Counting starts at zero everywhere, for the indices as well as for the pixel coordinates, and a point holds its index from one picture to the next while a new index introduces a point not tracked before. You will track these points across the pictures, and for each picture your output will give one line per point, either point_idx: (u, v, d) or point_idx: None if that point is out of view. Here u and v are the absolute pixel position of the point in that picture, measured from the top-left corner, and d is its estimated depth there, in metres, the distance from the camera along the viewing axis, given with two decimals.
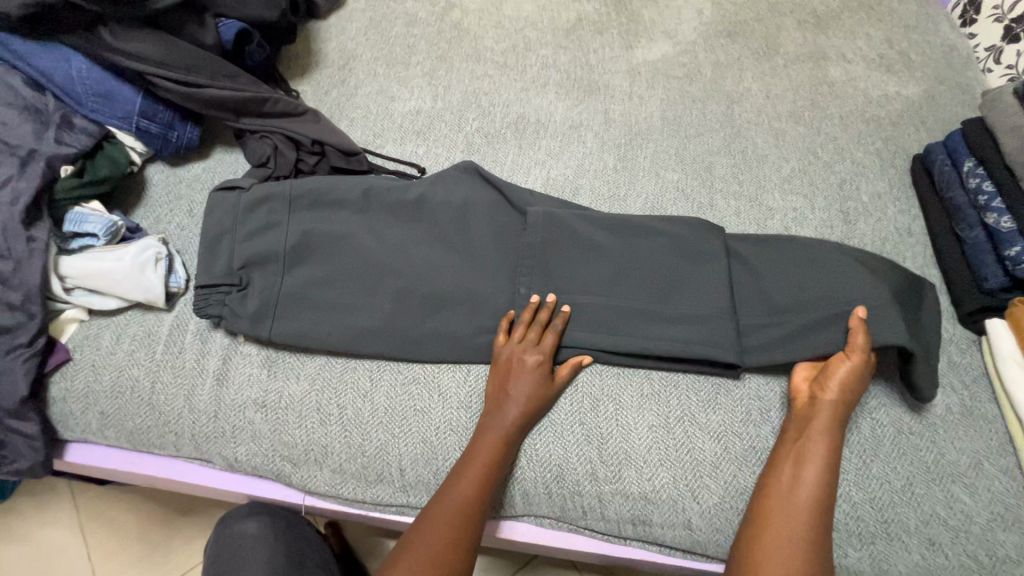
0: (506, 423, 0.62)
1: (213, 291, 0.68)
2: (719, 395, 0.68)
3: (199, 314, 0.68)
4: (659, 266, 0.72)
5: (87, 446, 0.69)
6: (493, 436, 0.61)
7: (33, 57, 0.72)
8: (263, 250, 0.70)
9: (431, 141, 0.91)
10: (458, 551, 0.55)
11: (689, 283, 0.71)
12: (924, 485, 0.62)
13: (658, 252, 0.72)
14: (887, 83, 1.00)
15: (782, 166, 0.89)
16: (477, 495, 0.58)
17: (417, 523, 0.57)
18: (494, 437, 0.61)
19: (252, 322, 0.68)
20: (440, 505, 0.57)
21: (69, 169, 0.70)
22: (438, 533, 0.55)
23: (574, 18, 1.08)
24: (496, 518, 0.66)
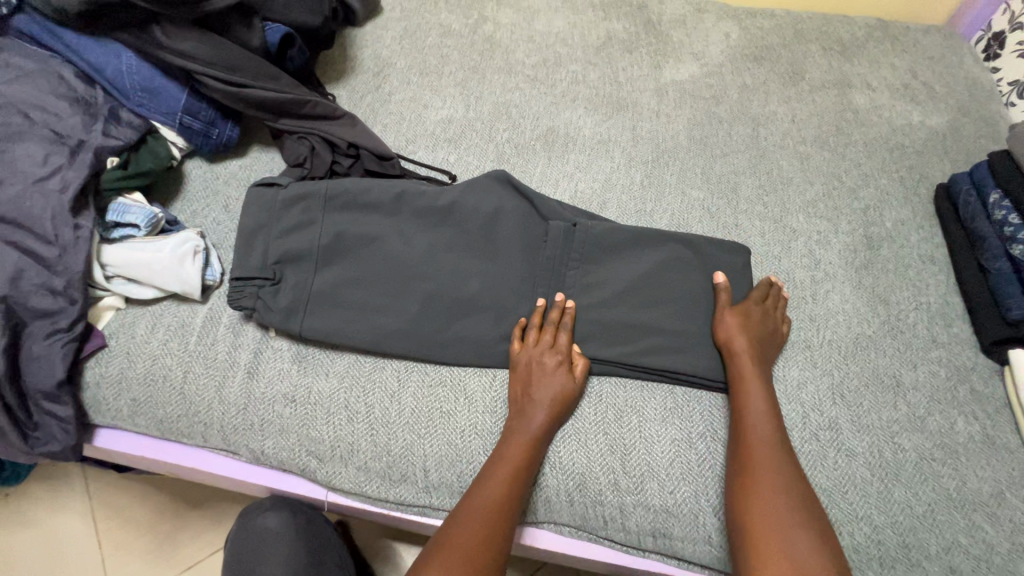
0: (533, 428, 0.63)
1: (249, 283, 0.70)
2: None
3: (232, 306, 0.69)
4: (682, 284, 0.74)
5: (116, 433, 0.70)
6: (519, 442, 0.62)
7: (86, 52, 0.75)
8: (298, 247, 0.71)
9: (462, 149, 0.93)
10: (488, 555, 0.55)
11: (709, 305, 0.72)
12: (946, 513, 0.62)
13: (681, 272, 0.74)
14: (911, 112, 1.02)
15: (807, 189, 0.90)
16: (509, 497, 0.59)
17: (450, 522, 0.58)
18: (521, 441, 0.62)
19: (283, 316, 0.69)
20: (468, 515, 0.58)
21: (115, 160, 0.72)
22: (470, 538, 0.56)
23: (603, 36, 1.11)
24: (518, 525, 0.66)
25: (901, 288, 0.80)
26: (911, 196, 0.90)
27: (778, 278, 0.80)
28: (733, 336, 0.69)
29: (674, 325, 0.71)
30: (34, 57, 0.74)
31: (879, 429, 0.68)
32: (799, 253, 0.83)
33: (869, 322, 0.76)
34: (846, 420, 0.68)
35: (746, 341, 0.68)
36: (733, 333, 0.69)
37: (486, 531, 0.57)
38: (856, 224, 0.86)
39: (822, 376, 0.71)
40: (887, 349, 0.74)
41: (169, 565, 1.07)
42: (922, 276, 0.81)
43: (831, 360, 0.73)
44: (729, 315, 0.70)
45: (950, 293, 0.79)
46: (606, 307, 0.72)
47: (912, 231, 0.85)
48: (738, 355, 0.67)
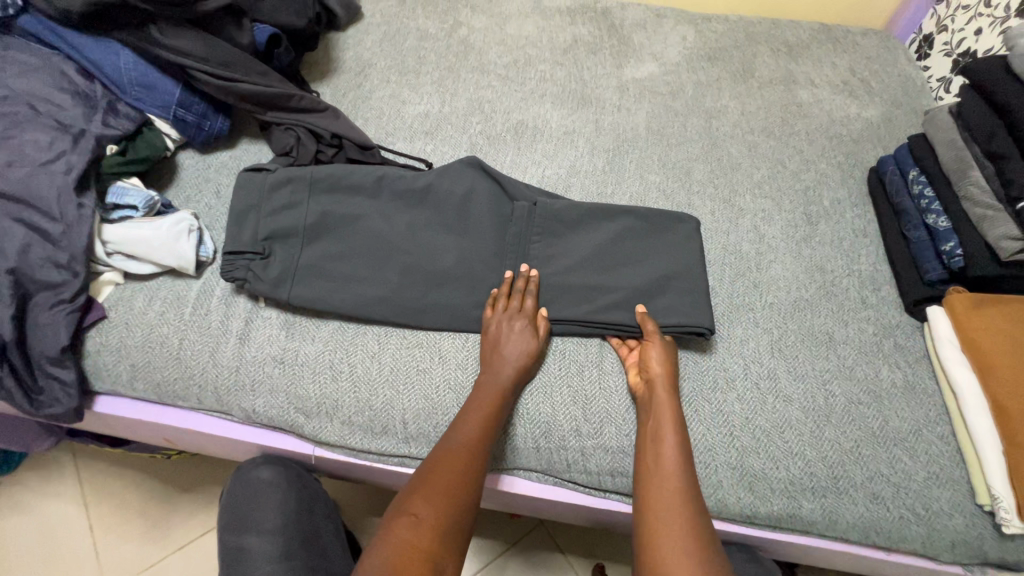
0: (505, 378, 0.69)
1: (239, 257, 0.76)
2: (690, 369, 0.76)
3: (224, 278, 0.75)
4: (636, 253, 0.81)
5: (115, 399, 0.75)
6: (491, 390, 0.68)
7: (86, 50, 0.81)
8: (286, 225, 0.78)
9: (438, 140, 1.00)
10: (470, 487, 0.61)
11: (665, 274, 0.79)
12: (870, 448, 0.70)
13: (637, 248, 0.81)
14: (849, 105, 1.12)
15: (754, 173, 0.99)
16: (485, 437, 0.65)
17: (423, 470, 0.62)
18: (494, 390, 0.68)
19: (273, 286, 0.75)
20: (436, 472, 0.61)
21: (114, 148, 0.78)
22: (452, 471, 0.61)
23: (569, 38, 1.20)
24: (490, 472, 0.72)
25: (836, 258, 0.88)
26: (847, 178, 0.99)
27: (726, 250, 0.88)
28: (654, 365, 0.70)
29: (630, 290, 0.77)
30: (38, 54, 0.80)
31: (813, 378, 0.76)
32: (746, 229, 0.91)
33: (807, 287, 0.85)
34: (783, 370, 0.76)
35: (665, 373, 0.69)
36: (655, 364, 0.70)
37: (466, 466, 0.62)
38: (797, 203, 0.95)
39: (763, 333, 0.80)
40: (822, 310, 0.82)
41: (160, 547, 1.09)
42: (855, 247, 0.90)
43: (771, 320, 0.81)
44: (653, 348, 0.72)
45: (879, 261, 0.88)
46: (568, 278, 0.79)
47: (847, 208, 0.95)
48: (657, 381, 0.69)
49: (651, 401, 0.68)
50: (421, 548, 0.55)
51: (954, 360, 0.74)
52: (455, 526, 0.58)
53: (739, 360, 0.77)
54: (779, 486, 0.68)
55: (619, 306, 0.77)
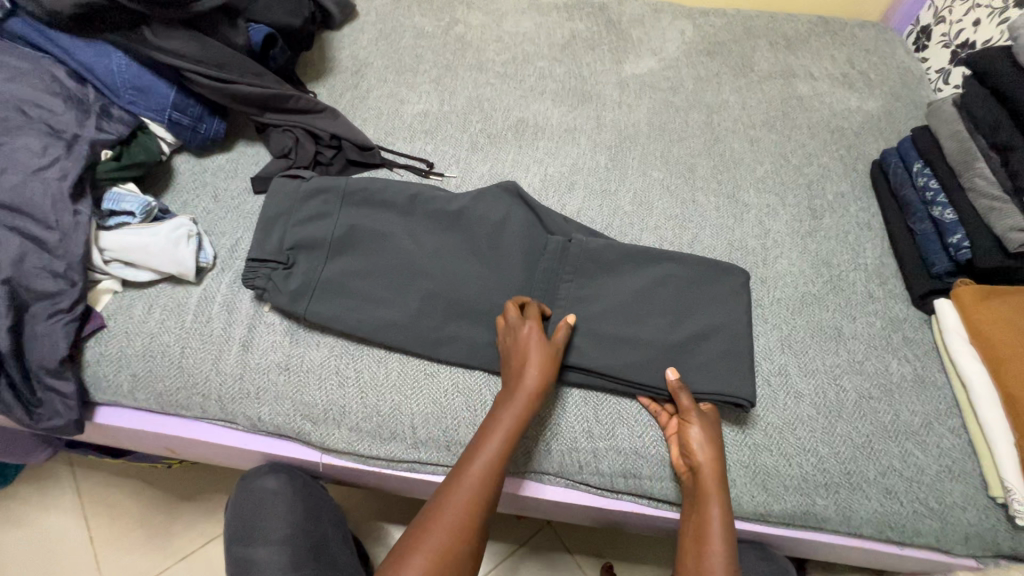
0: (521, 404, 0.63)
1: (263, 265, 0.74)
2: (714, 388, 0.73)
3: (245, 285, 0.74)
4: (679, 291, 0.77)
5: (116, 410, 0.74)
6: (507, 418, 0.62)
7: (78, 52, 0.79)
8: (313, 236, 0.76)
9: (438, 139, 0.99)
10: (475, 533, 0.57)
11: (706, 313, 0.75)
12: (882, 442, 0.70)
13: (682, 285, 0.77)
14: (849, 98, 1.12)
15: (757, 168, 0.99)
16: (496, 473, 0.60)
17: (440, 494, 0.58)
18: (508, 418, 0.62)
19: (291, 298, 0.73)
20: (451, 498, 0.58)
21: (108, 153, 0.77)
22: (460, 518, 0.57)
23: (568, 35, 1.19)
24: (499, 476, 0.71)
25: (842, 252, 0.88)
26: (850, 171, 0.99)
27: (732, 246, 0.88)
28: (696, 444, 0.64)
29: (662, 324, 0.74)
30: (27, 58, 0.78)
31: (824, 373, 0.75)
32: (750, 224, 0.91)
33: (814, 282, 0.84)
34: (793, 366, 0.76)
35: (712, 459, 0.64)
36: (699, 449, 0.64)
37: (475, 512, 0.58)
38: (801, 198, 0.95)
39: (772, 330, 0.79)
40: (830, 305, 0.82)
41: (164, 556, 1.08)
42: (860, 241, 0.90)
43: (779, 317, 0.80)
44: (692, 426, 0.66)
45: (884, 254, 0.88)
46: (601, 306, 0.76)
47: (851, 202, 0.94)
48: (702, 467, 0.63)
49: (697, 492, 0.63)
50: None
51: (963, 352, 0.74)
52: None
53: (775, 387, 0.74)
54: (791, 483, 0.68)
55: (645, 340, 0.73)
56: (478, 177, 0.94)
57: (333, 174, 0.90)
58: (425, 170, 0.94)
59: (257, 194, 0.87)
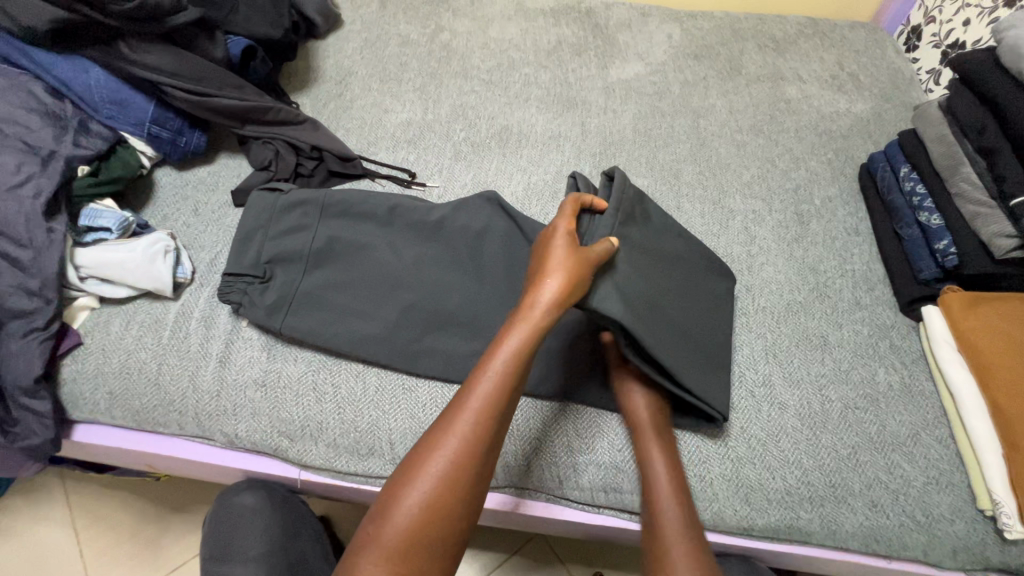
0: (539, 318, 0.58)
1: (238, 279, 0.74)
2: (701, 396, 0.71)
3: (222, 300, 0.74)
4: (666, 291, 0.74)
5: (94, 427, 0.74)
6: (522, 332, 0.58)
7: (54, 67, 0.79)
8: (290, 250, 0.76)
9: (421, 149, 0.98)
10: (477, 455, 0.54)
11: (689, 318, 0.74)
12: (868, 454, 0.69)
13: (670, 283, 0.75)
14: (838, 100, 1.10)
15: (743, 173, 0.97)
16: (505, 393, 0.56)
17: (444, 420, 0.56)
18: (522, 332, 0.58)
19: (267, 313, 0.72)
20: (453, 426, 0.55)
21: (85, 169, 0.76)
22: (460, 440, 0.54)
23: (554, 40, 1.18)
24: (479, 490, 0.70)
25: (829, 258, 0.87)
26: (838, 175, 0.97)
27: (717, 253, 0.87)
28: (652, 465, 0.65)
29: None
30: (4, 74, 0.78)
31: (808, 382, 0.74)
32: (736, 231, 0.90)
33: (800, 289, 0.83)
34: (778, 375, 0.75)
35: (669, 473, 0.64)
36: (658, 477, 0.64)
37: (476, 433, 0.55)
38: (787, 203, 0.94)
39: (756, 338, 0.78)
40: (816, 312, 0.81)
41: (152, 569, 1.07)
42: (848, 246, 0.88)
43: (764, 325, 0.79)
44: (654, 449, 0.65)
45: (872, 260, 0.87)
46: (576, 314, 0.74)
47: (838, 206, 0.93)
48: (653, 479, 0.64)
49: (652, 505, 0.63)
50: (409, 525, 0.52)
51: (951, 361, 0.73)
52: (454, 507, 0.53)
53: (760, 396, 0.73)
54: (774, 497, 0.67)
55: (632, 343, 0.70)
56: (461, 186, 0.94)
57: (314, 185, 0.90)
58: (408, 179, 0.94)
59: (237, 208, 0.86)
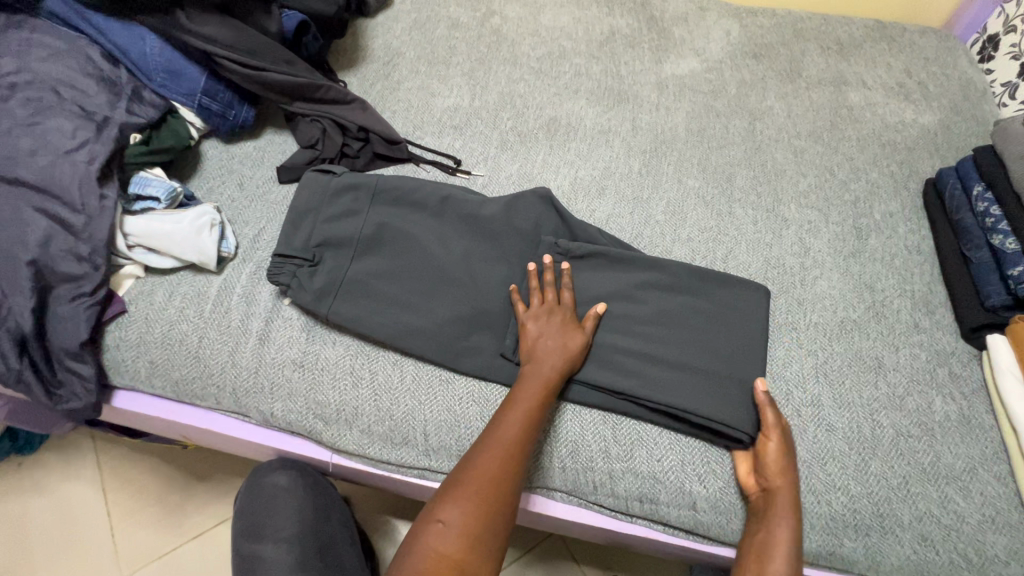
0: (544, 375, 0.65)
1: (288, 261, 0.73)
2: None
3: (270, 280, 0.72)
4: (694, 314, 0.74)
5: (134, 394, 0.74)
6: (530, 390, 0.64)
7: (113, 34, 0.79)
8: (339, 234, 0.75)
9: (467, 136, 0.96)
10: (502, 498, 0.57)
11: (720, 340, 0.72)
12: (920, 485, 0.66)
13: (695, 307, 0.74)
14: (904, 110, 1.05)
15: (799, 181, 0.93)
16: (521, 445, 0.60)
17: (468, 459, 0.59)
18: (534, 386, 0.64)
19: (314, 298, 0.72)
20: (476, 462, 0.59)
21: (138, 137, 0.76)
22: (481, 485, 0.57)
23: (606, 31, 1.15)
24: (525, 491, 0.69)
25: (887, 276, 0.83)
26: (900, 190, 0.93)
27: (769, 264, 0.83)
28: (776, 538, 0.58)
29: (668, 349, 0.71)
30: (62, 37, 0.78)
31: (860, 406, 0.71)
32: (790, 241, 0.86)
33: (855, 307, 0.80)
34: (827, 396, 0.72)
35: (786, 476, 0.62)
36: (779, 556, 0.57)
37: (501, 474, 0.58)
38: (846, 215, 0.89)
39: (806, 356, 0.75)
40: (870, 332, 0.77)
41: (175, 535, 1.09)
42: (908, 265, 0.84)
43: (816, 342, 0.76)
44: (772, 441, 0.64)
45: (933, 282, 0.83)
46: (613, 332, 0.72)
47: (900, 222, 0.89)
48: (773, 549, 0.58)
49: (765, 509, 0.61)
50: (456, 560, 0.53)
51: (1017, 395, 0.69)
52: (486, 539, 0.55)
53: (810, 421, 0.70)
54: (818, 522, 0.64)
55: (650, 372, 0.69)
56: (506, 177, 0.91)
57: (359, 167, 0.89)
58: (452, 167, 0.92)
59: (281, 184, 0.86)
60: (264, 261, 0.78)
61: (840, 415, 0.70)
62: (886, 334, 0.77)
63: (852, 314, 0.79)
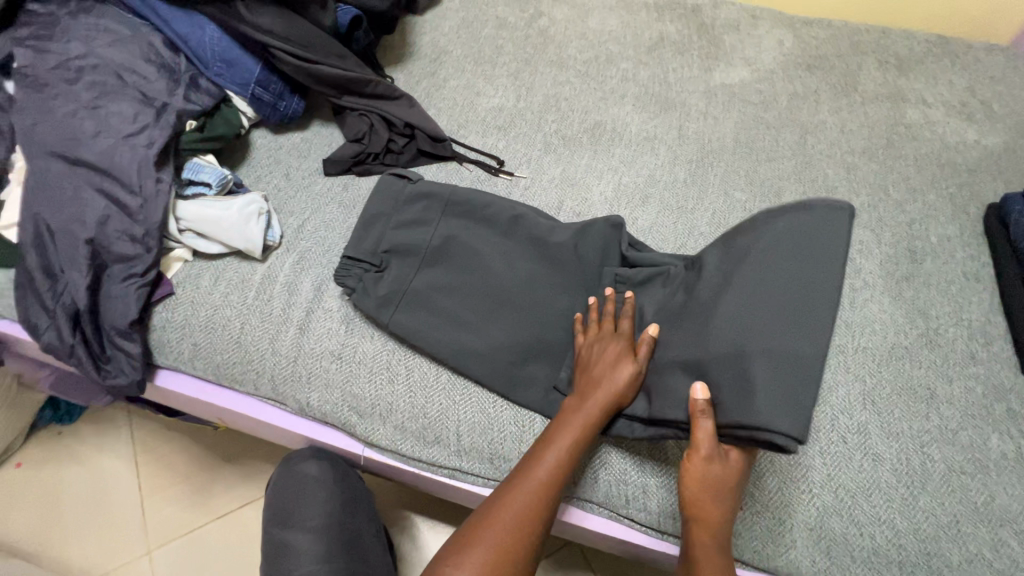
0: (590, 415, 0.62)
1: (357, 264, 0.74)
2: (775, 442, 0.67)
3: (336, 280, 0.73)
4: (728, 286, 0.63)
5: (176, 374, 0.76)
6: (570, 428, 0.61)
7: (175, 22, 0.81)
8: (408, 243, 0.75)
9: (511, 136, 0.96)
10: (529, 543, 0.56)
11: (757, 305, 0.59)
12: (971, 525, 0.63)
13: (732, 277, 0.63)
14: (966, 130, 1.00)
15: (851, 199, 0.90)
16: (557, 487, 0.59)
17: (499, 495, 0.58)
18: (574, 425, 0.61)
19: (377, 305, 0.71)
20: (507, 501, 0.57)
21: (193, 124, 0.78)
22: (511, 528, 0.56)
23: (656, 36, 1.13)
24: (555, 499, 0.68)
25: (943, 303, 0.79)
26: (959, 214, 0.89)
27: None
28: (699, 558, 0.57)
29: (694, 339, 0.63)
30: (128, 24, 0.80)
31: (909, 437, 0.68)
32: None
33: (906, 333, 0.76)
34: (874, 425, 0.69)
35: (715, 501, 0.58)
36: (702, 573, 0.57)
37: (526, 522, 0.56)
38: (900, 237, 0.86)
39: (854, 380, 0.72)
40: (923, 361, 0.74)
41: (201, 514, 1.12)
42: (965, 293, 0.81)
43: (864, 367, 0.73)
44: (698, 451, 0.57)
45: (992, 312, 0.79)
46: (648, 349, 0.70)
47: (958, 247, 0.85)
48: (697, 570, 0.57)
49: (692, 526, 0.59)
50: None
51: None
52: None
53: (855, 449, 0.67)
54: (859, 555, 0.62)
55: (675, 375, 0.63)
56: (548, 180, 0.91)
57: (402, 163, 0.90)
58: (495, 167, 0.91)
59: (326, 176, 0.87)
60: (307, 251, 0.78)
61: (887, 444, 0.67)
62: (939, 364, 0.74)
63: (903, 340, 0.76)
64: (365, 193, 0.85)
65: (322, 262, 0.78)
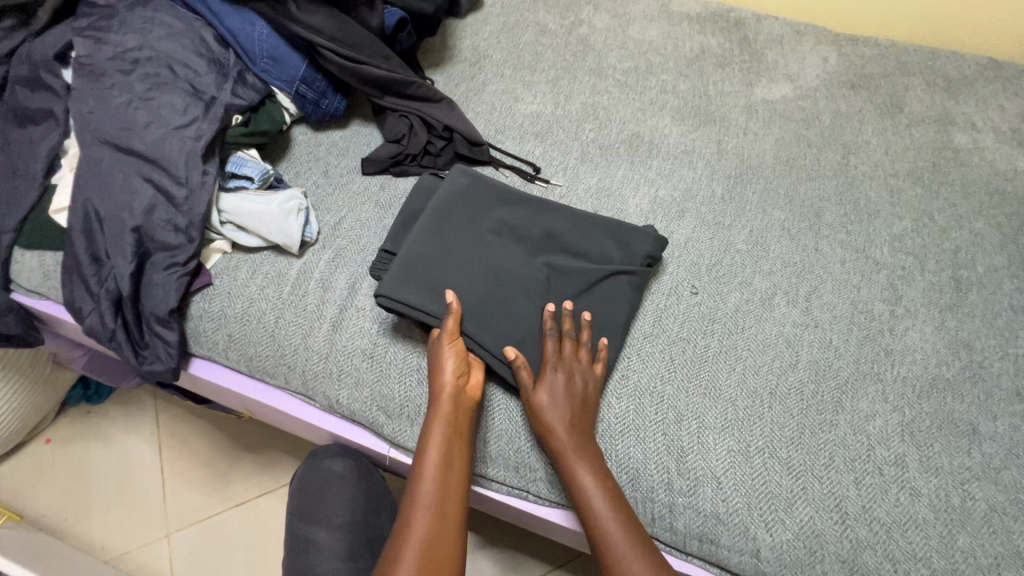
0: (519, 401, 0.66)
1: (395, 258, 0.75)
2: (809, 469, 0.66)
3: (372, 273, 0.74)
4: None
5: (210, 364, 0.77)
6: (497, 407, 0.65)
7: (227, 19, 0.83)
8: (430, 231, 0.73)
9: (548, 144, 0.95)
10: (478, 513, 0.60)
11: None
12: (1013, 569, 0.60)
13: None
14: (1017, 157, 0.97)
15: (894, 224, 0.88)
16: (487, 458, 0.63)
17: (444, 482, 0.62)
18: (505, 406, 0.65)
19: (392, 282, 0.68)
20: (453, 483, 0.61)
21: (239, 118, 0.79)
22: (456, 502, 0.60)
23: (696, 48, 1.12)
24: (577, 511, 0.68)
25: (987, 336, 0.77)
26: (1008, 244, 0.86)
27: (855, 308, 0.79)
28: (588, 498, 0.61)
29: None
30: (181, 18, 0.82)
31: (949, 473, 0.66)
32: (881, 286, 0.81)
33: (948, 365, 0.74)
34: (913, 458, 0.67)
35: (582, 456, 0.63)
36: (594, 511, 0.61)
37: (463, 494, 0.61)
38: (944, 265, 0.84)
39: (891, 411, 0.70)
40: (965, 395, 0.72)
41: (220, 501, 1.13)
42: (1012, 326, 0.78)
43: (903, 398, 0.71)
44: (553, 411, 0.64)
45: None
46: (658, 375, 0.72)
47: (1005, 279, 0.82)
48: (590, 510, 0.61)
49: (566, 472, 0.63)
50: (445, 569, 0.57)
51: None
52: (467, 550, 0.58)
53: (893, 482, 0.65)
54: None
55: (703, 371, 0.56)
56: (583, 190, 0.90)
57: (440, 165, 0.90)
58: (531, 174, 0.91)
59: (364, 175, 0.87)
60: (343, 249, 0.79)
61: (925, 479, 0.65)
62: (982, 399, 0.71)
63: (945, 373, 0.73)
64: (402, 194, 0.86)
65: (357, 260, 0.78)
